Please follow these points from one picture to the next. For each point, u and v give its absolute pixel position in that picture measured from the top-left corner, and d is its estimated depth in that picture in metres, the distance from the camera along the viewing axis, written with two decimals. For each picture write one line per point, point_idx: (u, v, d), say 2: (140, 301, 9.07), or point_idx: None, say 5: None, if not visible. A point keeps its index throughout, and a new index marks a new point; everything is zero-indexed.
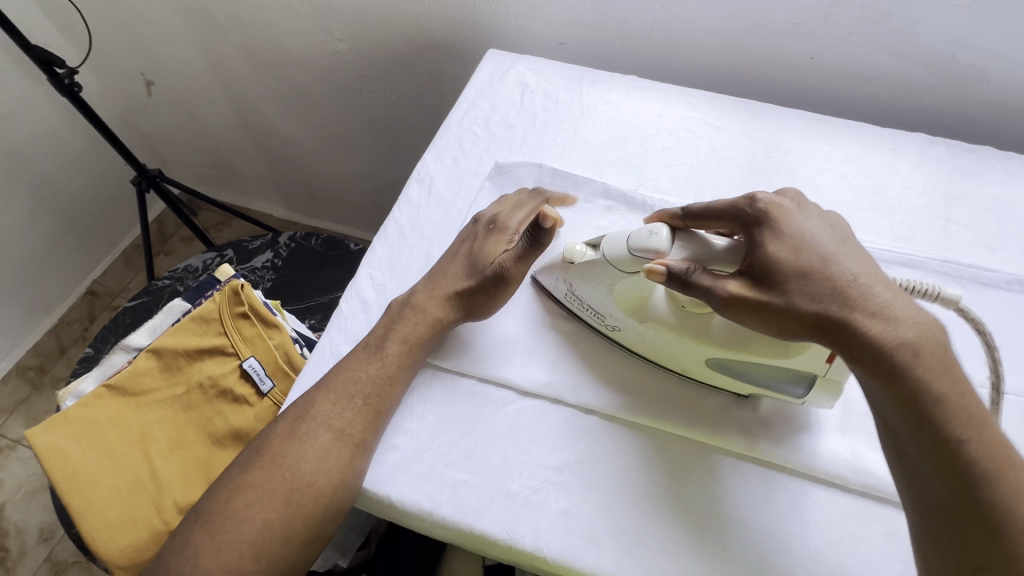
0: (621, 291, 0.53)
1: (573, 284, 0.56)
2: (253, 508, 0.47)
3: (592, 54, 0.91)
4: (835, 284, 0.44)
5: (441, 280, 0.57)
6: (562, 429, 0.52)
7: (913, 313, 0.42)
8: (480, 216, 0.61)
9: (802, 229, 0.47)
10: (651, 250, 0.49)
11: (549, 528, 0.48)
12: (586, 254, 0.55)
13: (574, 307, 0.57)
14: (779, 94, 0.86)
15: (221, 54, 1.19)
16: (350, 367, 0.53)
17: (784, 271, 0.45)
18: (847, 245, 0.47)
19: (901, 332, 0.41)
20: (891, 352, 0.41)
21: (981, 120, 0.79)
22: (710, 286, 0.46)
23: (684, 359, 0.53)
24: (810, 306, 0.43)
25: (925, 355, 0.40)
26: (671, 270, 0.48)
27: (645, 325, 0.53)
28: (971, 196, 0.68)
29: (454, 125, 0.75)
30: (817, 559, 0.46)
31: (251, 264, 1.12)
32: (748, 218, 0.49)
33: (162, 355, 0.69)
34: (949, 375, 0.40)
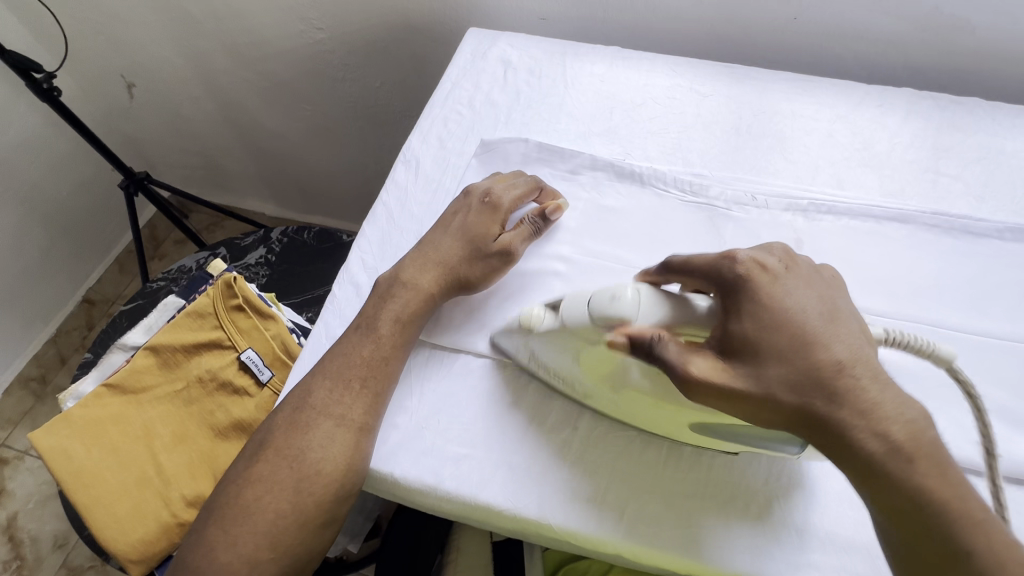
0: (588, 360, 0.48)
1: (534, 348, 0.52)
2: (263, 499, 0.46)
3: (574, 28, 0.90)
4: (821, 374, 0.40)
5: (434, 258, 0.56)
6: (562, 399, 0.53)
7: (902, 405, 0.39)
8: (472, 189, 0.60)
9: (785, 304, 0.42)
10: (614, 318, 0.44)
11: (553, 496, 0.48)
12: (544, 318, 0.50)
13: (540, 372, 0.52)
14: (763, 58, 0.85)
15: (200, 49, 1.17)
16: (344, 351, 0.52)
17: (762, 356, 0.41)
18: (838, 322, 0.42)
19: (887, 433, 0.38)
20: (875, 457, 0.38)
21: (966, 71, 0.79)
22: (675, 361, 0.41)
23: (667, 424, 0.48)
24: (789, 397, 0.40)
25: (918, 458, 0.37)
26: (633, 339, 0.43)
27: (619, 391, 0.48)
28: (959, 147, 0.68)
29: (438, 106, 0.75)
30: (818, 509, 0.47)
31: (245, 260, 1.12)
32: (729, 284, 0.44)
33: (159, 351, 0.69)
34: (943, 475, 0.37)
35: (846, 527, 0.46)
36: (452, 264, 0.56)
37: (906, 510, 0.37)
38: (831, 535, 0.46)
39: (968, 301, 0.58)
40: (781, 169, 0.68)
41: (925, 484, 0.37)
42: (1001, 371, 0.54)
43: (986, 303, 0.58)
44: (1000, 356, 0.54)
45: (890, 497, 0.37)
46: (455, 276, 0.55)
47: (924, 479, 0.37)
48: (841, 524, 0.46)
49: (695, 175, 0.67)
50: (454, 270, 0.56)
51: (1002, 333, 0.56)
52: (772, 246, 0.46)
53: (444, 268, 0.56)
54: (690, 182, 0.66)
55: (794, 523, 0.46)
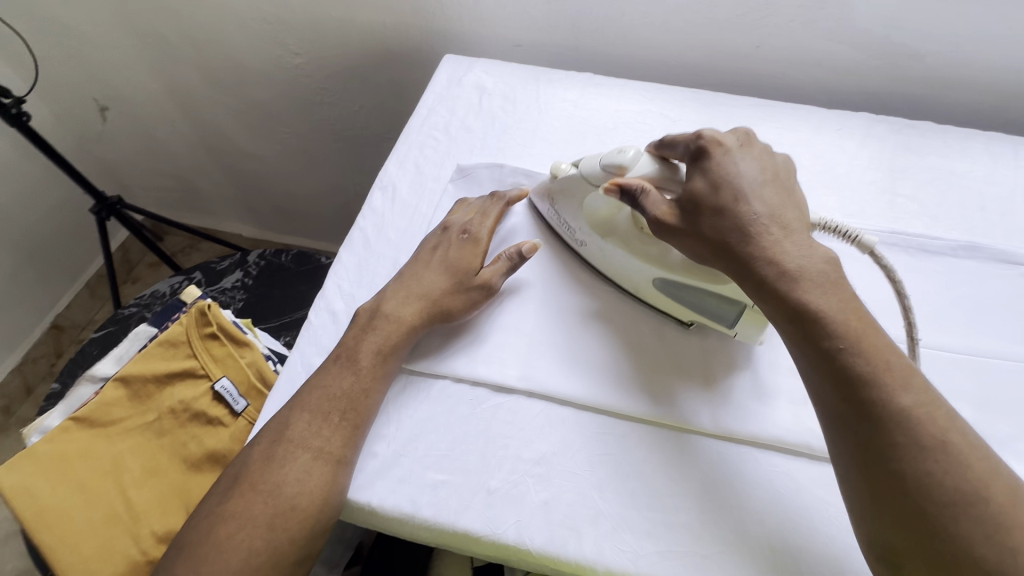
0: (593, 206, 0.59)
1: (555, 201, 0.63)
2: (235, 535, 0.45)
3: (547, 55, 0.93)
4: (742, 220, 0.49)
5: (416, 289, 0.57)
6: (540, 421, 0.53)
7: (803, 248, 0.47)
8: (449, 225, 0.62)
9: (731, 170, 0.52)
10: (616, 166, 0.55)
11: (531, 521, 0.48)
12: (569, 172, 0.61)
13: (552, 221, 0.64)
14: (729, 84, 0.89)
15: (175, 73, 1.17)
16: (324, 383, 0.52)
17: (705, 204, 0.50)
18: (768, 189, 0.51)
19: (782, 261, 0.46)
20: (768, 277, 0.46)
21: (919, 97, 0.83)
22: (647, 206, 0.52)
23: (634, 277, 0.58)
24: (714, 235, 0.49)
25: (810, 279, 0.45)
26: (625, 187, 0.53)
27: (606, 240, 0.59)
28: (914, 169, 0.72)
29: (414, 132, 0.76)
30: (793, 527, 0.48)
31: (221, 284, 1.10)
32: (692, 156, 0.54)
33: (129, 383, 0.67)
34: (835, 295, 0.44)
35: (820, 544, 0.47)
36: (437, 295, 0.56)
37: (795, 321, 0.44)
38: (806, 552, 0.47)
39: (927, 316, 0.60)
40: None
41: (824, 305, 0.44)
42: (960, 383, 0.56)
43: (943, 317, 0.60)
44: (958, 369, 0.57)
45: (783, 310, 0.45)
46: (439, 308, 0.56)
47: (809, 296, 0.44)
48: (814, 540, 0.47)
49: None
50: (439, 300, 0.56)
51: (958, 346, 0.58)
52: (738, 131, 0.56)
53: (428, 301, 0.56)
54: None
55: (769, 542, 0.47)
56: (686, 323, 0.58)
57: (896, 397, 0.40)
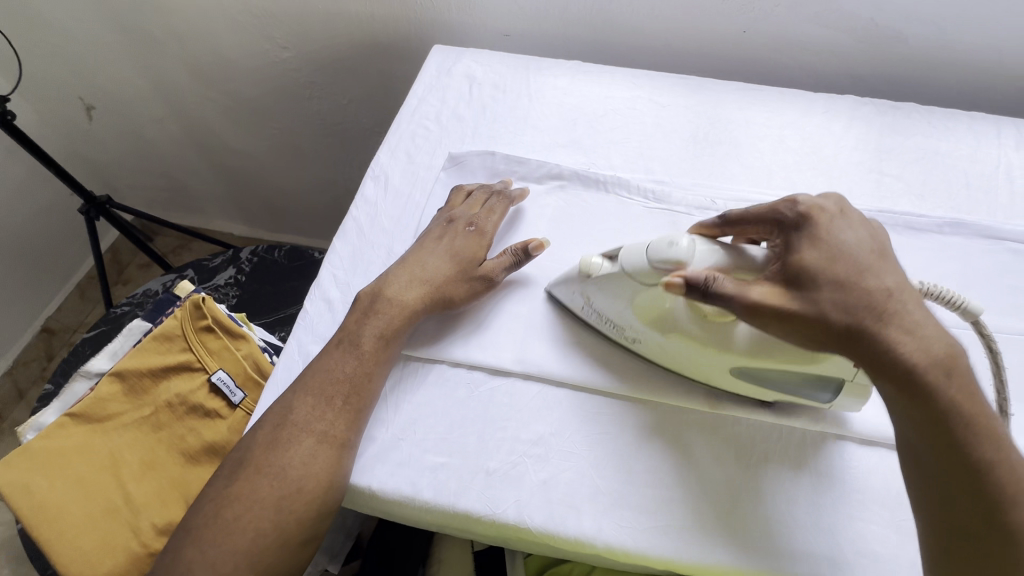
0: (642, 304, 0.50)
1: (591, 296, 0.54)
2: (241, 518, 0.45)
3: (536, 44, 0.93)
4: (873, 298, 0.40)
5: (419, 275, 0.57)
6: (537, 402, 0.54)
7: (942, 330, 0.40)
8: (455, 216, 0.62)
9: (840, 240, 0.43)
10: (671, 262, 0.46)
11: (530, 500, 0.49)
12: (603, 268, 0.52)
13: (592, 319, 0.56)
14: (717, 69, 0.89)
15: (163, 70, 1.16)
16: (327, 366, 0.52)
17: (818, 279, 0.41)
18: (885, 259, 0.43)
19: (930, 350, 0.39)
20: (920, 369, 0.38)
21: (902, 78, 0.84)
22: (734, 295, 0.42)
23: (707, 369, 0.51)
24: (841, 317, 0.40)
25: (956, 374, 0.39)
26: (689, 281, 0.44)
27: (666, 336, 0.50)
28: (899, 149, 0.73)
29: (406, 122, 0.76)
30: (786, 498, 0.49)
31: (214, 281, 1.10)
32: (789, 222, 0.46)
33: (125, 377, 0.67)
34: (970, 395, 0.39)
35: (811, 513, 0.48)
36: (439, 281, 0.56)
37: (941, 424, 0.38)
38: (801, 523, 0.48)
39: None
40: (737, 174, 0.71)
41: (962, 404, 0.38)
42: None
43: None
44: None
45: (931, 410, 0.38)
46: (441, 295, 0.56)
47: (957, 393, 0.38)
48: (807, 511, 0.48)
49: (657, 181, 0.69)
50: (441, 285, 0.56)
51: (945, 320, 0.59)
52: (830, 192, 0.48)
53: (430, 286, 0.56)
54: (653, 189, 0.68)
55: (764, 514, 0.48)
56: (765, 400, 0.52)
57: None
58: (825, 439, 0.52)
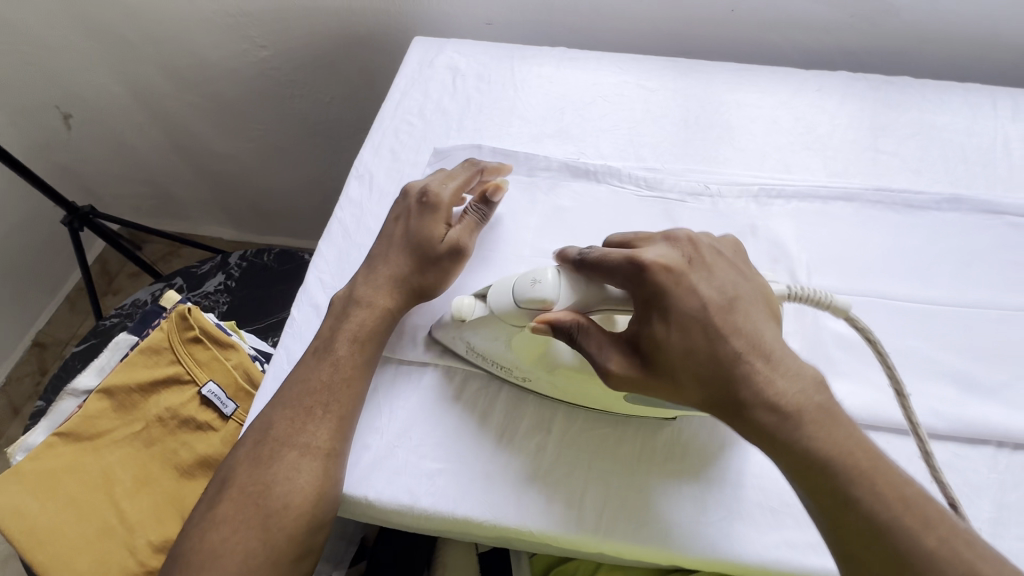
0: (520, 345, 0.49)
1: (469, 339, 0.52)
2: (229, 539, 0.44)
3: (519, 32, 0.91)
4: (721, 361, 0.41)
5: (380, 269, 0.55)
6: (534, 402, 0.52)
7: (793, 377, 0.41)
8: (410, 190, 0.59)
9: (691, 296, 0.43)
10: (538, 301, 0.46)
11: (530, 502, 0.48)
12: (477, 309, 0.51)
13: (479, 362, 0.53)
14: (707, 50, 0.87)
15: (139, 74, 1.14)
16: (303, 376, 0.51)
17: (671, 351, 0.42)
18: (736, 310, 0.43)
19: (780, 405, 0.40)
20: (767, 427, 0.40)
21: (897, 51, 0.82)
22: (596, 356, 0.44)
23: (601, 397, 0.49)
24: (697, 387, 0.42)
25: (807, 423, 0.39)
26: (555, 325, 0.45)
27: (553, 373, 0.49)
28: (895, 125, 0.71)
29: (388, 118, 0.74)
30: (791, 488, 0.48)
31: (203, 289, 1.08)
32: (634, 282, 0.44)
33: (114, 393, 0.65)
34: (838, 435, 0.39)
35: None
36: (402, 271, 0.55)
37: (803, 472, 0.39)
38: (805, 511, 0.47)
39: (915, 271, 0.60)
40: (730, 157, 0.69)
41: (822, 447, 0.39)
42: (949, 336, 0.56)
43: (932, 272, 0.60)
44: (948, 322, 0.57)
45: (788, 462, 0.39)
46: (410, 285, 0.55)
47: (822, 445, 0.39)
48: None
49: (649, 169, 0.67)
50: (405, 274, 0.55)
51: (946, 299, 0.58)
52: (676, 235, 0.47)
53: (395, 280, 0.55)
54: (644, 176, 0.66)
55: (768, 505, 0.47)
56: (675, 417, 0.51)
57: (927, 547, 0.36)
58: None
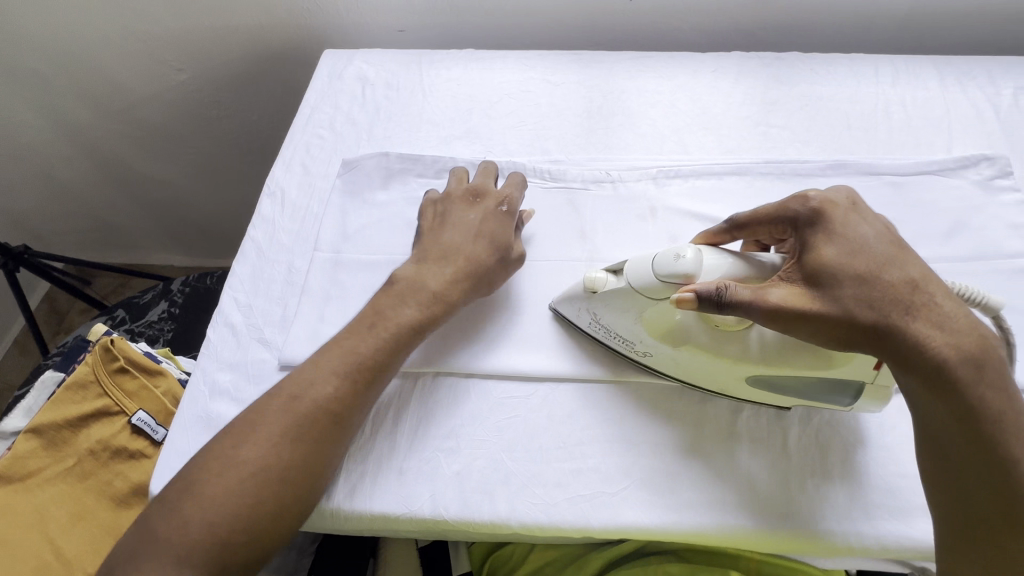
0: (653, 320, 0.50)
1: (597, 312, 0.53)
2: (244, 484, 0.43)
3: (431, 37, 0.93)
4: (894, 292, 0.41)
5: (453, 259, 0.54)
6: (445, 395, 0.54)
7: (972, 322, 0.41)
8: (487, 194, 0.59)
9: (861, 236, 0.44)
10: (680, 275, 0.46)
11: (444, 491, 0.49)
12: (608, 283, 0.51)
13: (599, 334, 0.54)
14: (613, 40, 0.90)
15: (58, 106, 1.12)
16: (353, 347, 0.49)
17: (839, 275, 0.43)
18: (910, 252, 0.44)
19: (958, 342, 0.39)
20: (946, 364, 0.39)
21: (788, 27, 0.86)
22: (752, 299, 0.43)
23: (718, 378, 0.51)
24: (862, 312, 0.41)
25: (985, 367, 0.39)
26: (701, 295, 0.44)
27: (678, 350, 0.50)
28: (785, 99, 0.75)
29: (299, 133, 0.75)
30: (690, 452, 0.51)
31: (146, 318, 1.07)
32: (801, 220, 0.47)
33: (42, 432, 0.65)
34: (1004, 387, 0.39)
35: (715, 463, 0.50)
36: (473, 261, 0.54)
37: (965, 418, 0.39)
38: (711, 471, 0.50)
39: None
40: (631, 143, 0.72)
41: (989, 393, 0.39)
42: None
43: None
44: None
45: (953, 403, 0.39)
46: (478, 274, 0.54)
47: (986, 388, 0.39)
48: (710, 459, 0.50)
49: (553, 161, 0.70)
50: (477, 263, 0.54)
51: None
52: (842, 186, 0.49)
53: (462, 265, 0.54)
54: (549, 169, 0.69)
55: (669, 469, 0.50)
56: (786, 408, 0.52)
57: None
58: None
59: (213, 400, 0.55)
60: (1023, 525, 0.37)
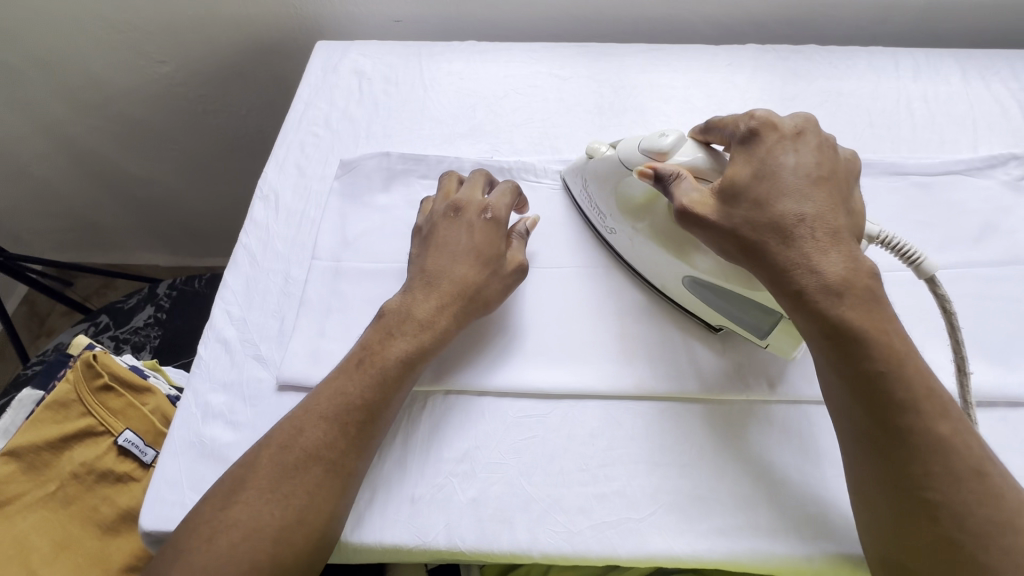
0: (627, 191, 0.54)
1: (588, 183, 0.58)
2: (240, 546, 0.40)
3: (430, 28, 0.88)
4: (782, 218, 0.42)
5: (438, 286, 0.50)
6: (458, 416, 0.51)
7: (848, 257, 0.41)
8: (465, 203, 0.54)
9: (778, 163, 0.45)
10: (654, 151, 0.49)
11: (460, 521, 0.46)
12: (605, 154, 0.56)
13: (585, 207, 0.60)
14: (621, 32, 0.86)
15: (30, 101, 1.05)
16: (344, 389, 0.46)
17: (740, 195, 0.44)
18: (823, 184, 0.44)
19: (823, 272, 0.40)
20: (806, 289, 0.40)
21: (804, 18, 0.82)
22: (675, 195, 0.47)
23: (663, 275, 0.54)
24: (744, 231, 0.43)
25: (851, 295, 0.40)
26: (659, 173, 0.48)
27: (635, 229, 0.54)
28: (804, 95, 0.72)
29: (293, 131, 0.70)
30: (719, 473, 0.48)
31: (132, 324, 1.02)
32: (740, 138, 0.48)
33: (20, 455, 0.60)
34: (874, 314, 0.40)
35: (746, 485, 0.47)
36: (452, 285, 0.50)
37: (836, 339, 0.40)
38: (744, 494, 0.47)
39: None
40: None
41: (858, 318, 0.39)
42: None
43: None
44: None
45: (817, 322, 0.40)
46: (469, 297, 0.50)
47: (849, 313, 0.39)
48: (742, 481, 0.47)
49: (564, 161, 0.66)
50: (465, 283, 0.50)
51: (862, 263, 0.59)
52: (797, 114, 0.48)
53: (450, 288, 0.50)
54: (560, 169, 0.65)
55: (698, 493, 0.47)
56: (717, 329, 0.53)
57: (936, 428, 0.38)
58: (754, 407, 0.51)
59: (207, 423, 0.51)
60: (907, 449, 0.38)
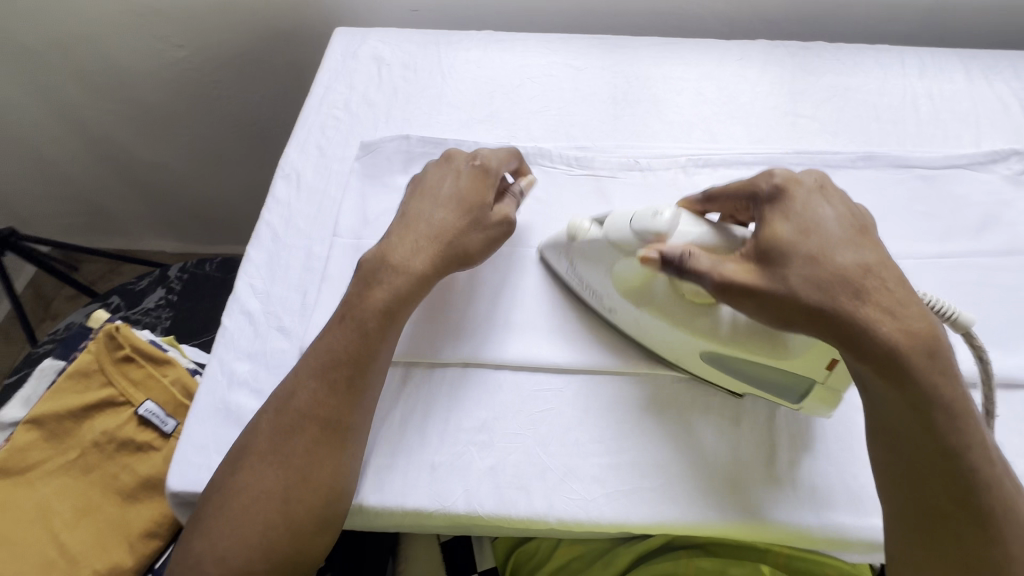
0: (622, 273, 0.50)
1: (574, 262, 0.54)
2: (251, 509, 0.43)
3: (447, 18, 0.89)
4: (846, 275, 0.40)
5: (421, 231, 0.51)
6: (475, 388, 0.52)
7: (918, 310, 0.40)
8: (455, 155, 0.56)
9: (816, 217, 0.43)
10: (652, 233, 0.46)
11: (478, 488, 0.48)
12: (591, 233, 0.52)
13: (574, 283, 0.55)
14: (633, 26, 0.88)
15: (47, 83, 1.06)
16: (329, 344, 0.47)
17: (794, 254, 0.41)
18: (869, 235, 0.43)
19: (910, 329, 0.39)
20: (897, 350, 0.38)
21: (813, 16, 0.84)
22: (706, 270, 0.43)
23: (678, 351, 0.50)
24: (812, 293, 0.40)
25: (935, 354, 0.39)
26: (665, 257, 0.45)
27: (640, 309, 0.50)
28: (812, 90, 0.73)
29: (313, 114, 0.72)
30: (727, 446, 0.49)
31: (143, 306, 1.03)
32: (764, 196, 0.46)
33: (42, 423, 0.62)
34: (949, 374, 0.39)
35: (753, 458, 0.49)
36: (438, 233, 0.51)
37: (918, 405, 0.39)
38: (750, 466, 0.49)
39: None
40: (658, 131, 0.70)
41: (937, 379, 0.39)
42: None
43: None
44: None
45: (912, 390, 0.39)
46: (451, 246, 0.51)
47: (936, 375, 0.39)
48: (749, 454, 0.49)
49: (580, 148, 0.68)
50: (450, 230, 0.51)
51: None
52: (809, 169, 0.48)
53: (433, 237, 0.51)
54: (575, 155, 0.66)
55: (706, 465, 0.49)
56: (740, 395, 0.51)
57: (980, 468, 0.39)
58: None
59: (232, 391, 0.52)
60: (962, 495, 0.39)
